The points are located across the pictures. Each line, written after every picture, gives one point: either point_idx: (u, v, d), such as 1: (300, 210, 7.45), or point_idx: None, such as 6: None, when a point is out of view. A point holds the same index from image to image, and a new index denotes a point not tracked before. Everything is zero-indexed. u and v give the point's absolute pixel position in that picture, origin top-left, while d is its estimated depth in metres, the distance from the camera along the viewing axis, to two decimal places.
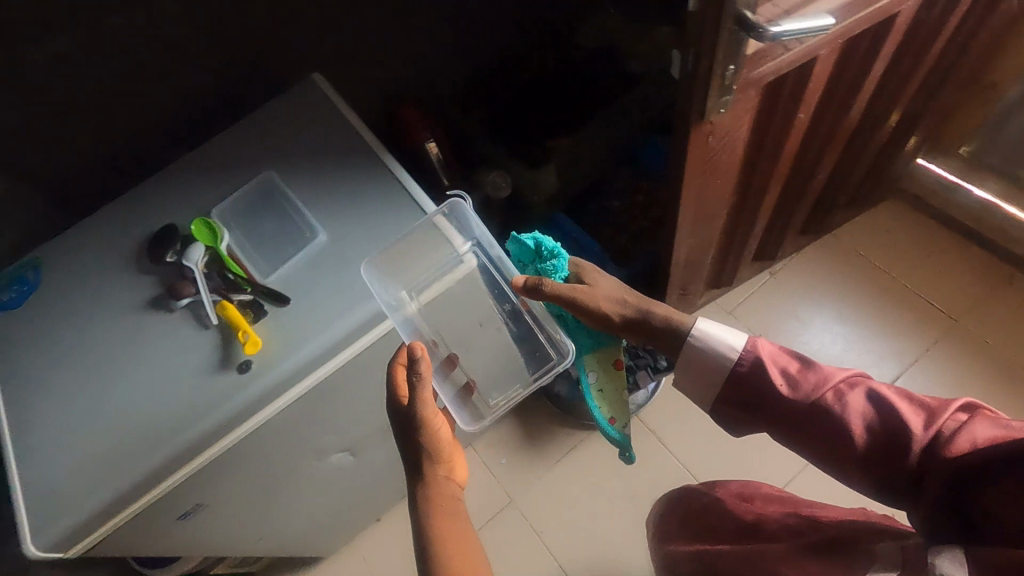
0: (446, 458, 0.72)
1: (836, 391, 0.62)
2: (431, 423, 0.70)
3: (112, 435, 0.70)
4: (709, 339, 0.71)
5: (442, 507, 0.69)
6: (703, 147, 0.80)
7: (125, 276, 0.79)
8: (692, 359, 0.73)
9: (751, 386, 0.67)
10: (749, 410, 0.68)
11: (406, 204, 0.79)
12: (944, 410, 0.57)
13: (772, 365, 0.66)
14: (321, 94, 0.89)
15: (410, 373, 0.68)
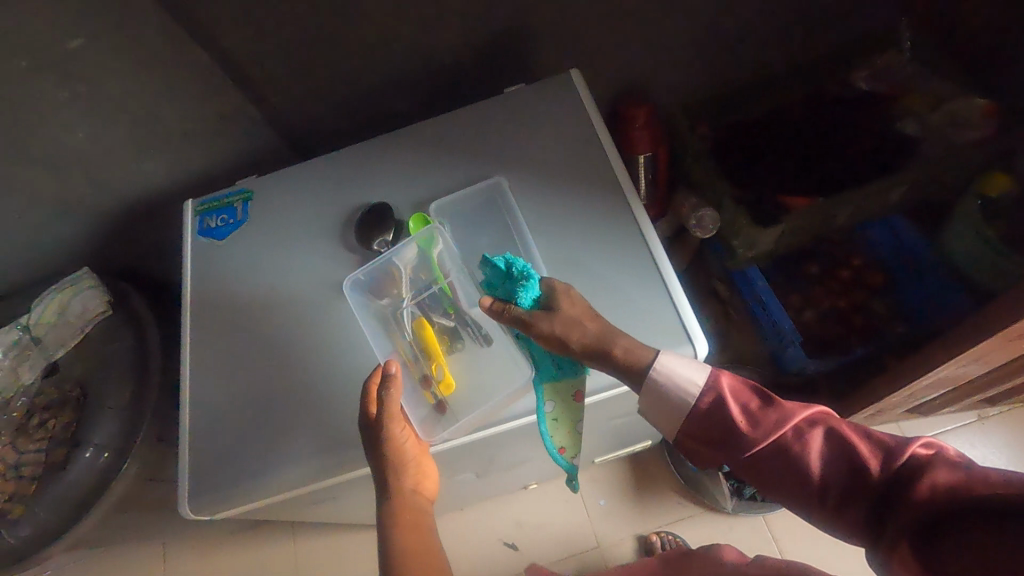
0: (413, 470, 0.63)
1: (795, 431, 0.53)
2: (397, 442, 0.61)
3: (280, 413, 0.69)
4: (670, 372, 0.58)
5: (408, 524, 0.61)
6: None
7: (329, 247, 0.75)
8: (653, 397, 0.59)
9: (713, 430, 0.57)
10: (711, 454, 0.58)
11: (648, 273, 0.66)
12: (902, 446, 0.49)
13: (729, 408, 0.56)
14: (577, 100, 0.78)
15: (381, 390, 0.61)
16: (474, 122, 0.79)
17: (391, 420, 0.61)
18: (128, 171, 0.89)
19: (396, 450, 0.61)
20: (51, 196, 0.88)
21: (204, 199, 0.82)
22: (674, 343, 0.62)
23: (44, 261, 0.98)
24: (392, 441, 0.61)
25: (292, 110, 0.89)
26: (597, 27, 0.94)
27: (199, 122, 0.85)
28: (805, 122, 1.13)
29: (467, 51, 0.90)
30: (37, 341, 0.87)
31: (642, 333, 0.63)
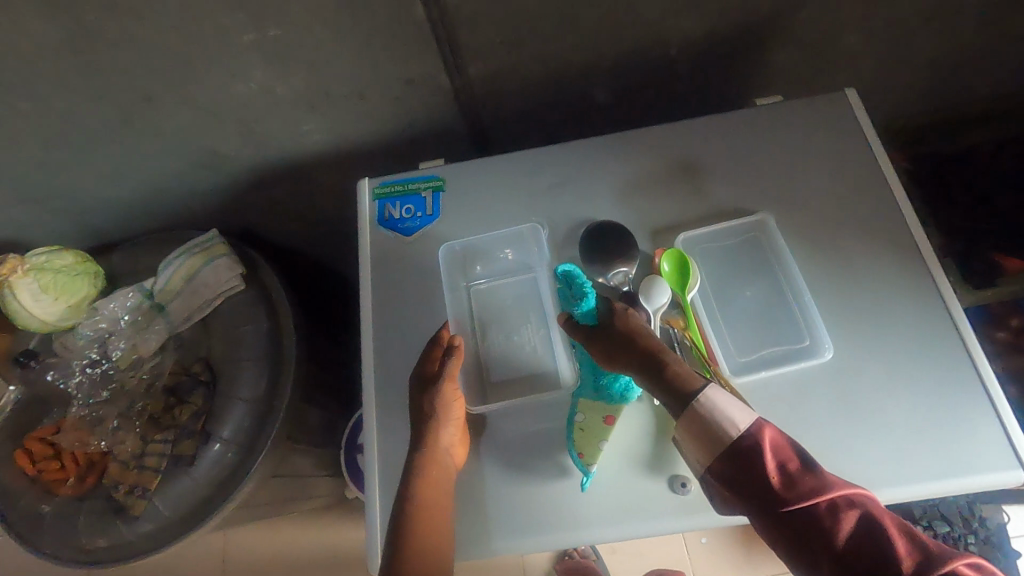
0: (454, 430, 0.56)
1: (830, 506, 0.40)
2: (445, 407, 0.55)
3: (506, 463, 0.57)
4: (717, 405, 0.46)
5: (432, 488, 0.53)
6: None
7: (546, 260, 0.64)
8: (691, 427, 0.46)
9: (738, 474, 0.43)
10: (722, 497, 0.45)
11: (963, 368, 0.54)
12: (950, 558, 0.36)
13: (759, 455, 0.43)
14: (857, 132, 0.64)
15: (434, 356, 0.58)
16: (724, 136, 0.66)
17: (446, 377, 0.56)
18: (287, 128, 0.76)
19: (440, 413, 0.55)
20: (194, 147, 0.76)
21: (385, 181, 0.70)
22: (1001, 467, 0.51)
23: (167, 212, 0.87)
24: (443, 400, 0.55)
25: (485, 85, 0.75)
26: (848, 35, 0.79)
27: (381, 86, 0.72)
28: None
29: (700, 44, 0.76)
30: (161, 309, 0.78)
31: (956, 447, 0.51)
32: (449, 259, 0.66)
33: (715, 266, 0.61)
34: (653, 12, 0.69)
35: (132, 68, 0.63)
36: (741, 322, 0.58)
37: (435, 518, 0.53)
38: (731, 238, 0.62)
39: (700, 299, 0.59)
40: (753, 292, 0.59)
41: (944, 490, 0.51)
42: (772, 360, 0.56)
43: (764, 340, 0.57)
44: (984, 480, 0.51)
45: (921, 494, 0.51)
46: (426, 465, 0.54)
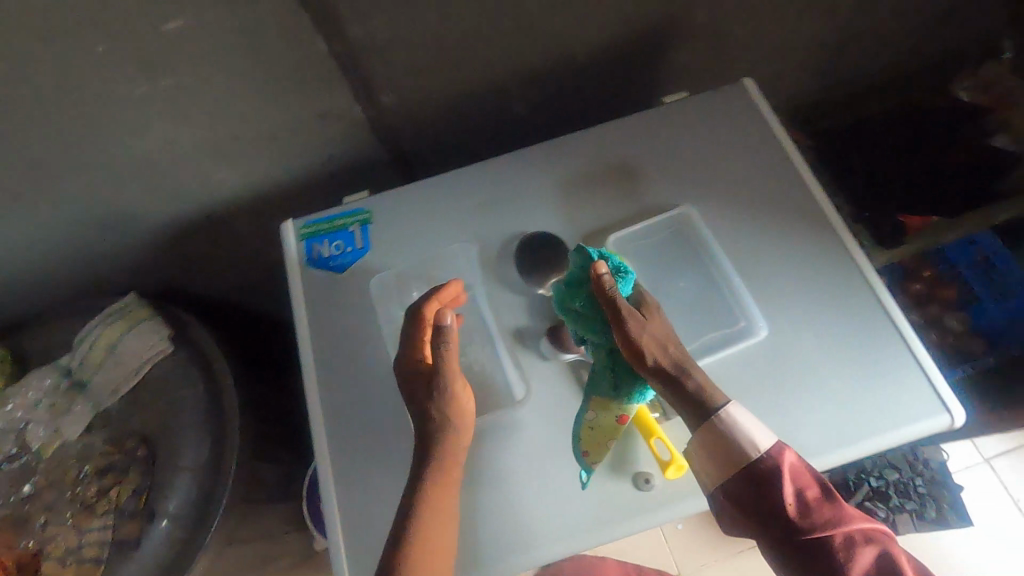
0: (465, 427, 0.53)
1: (843, 536, 0.46)
2: (453, 397, 0.53)
3: (480, 481, 0.56)
4: (742, 427, 0.50)
5: (443, 492, 0.52)
6: None
7: (480, 277, 0.63)
8: (713, 444, 0.50)
9: (758, 495, 0.48)
10: (740, 516, 0.49)
11: (882, 327, 0.57)
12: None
13: (782, 484, 0.48)
14: (758, 119, 0.67)
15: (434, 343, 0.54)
16: (636, 137, 0.68)
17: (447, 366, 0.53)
18: (197, 178, 0.72)
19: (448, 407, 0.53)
20: (97, 209, 0.71)
21: (310, 220, 0.68)
22: (928, 413, 0.54)
23: (77, 282, 0.81)
24: (452, 389, 0.53)
25: (399, 111, 0.75)
26: (736, 30, 0.84)
27: (292, 123, 0.70)
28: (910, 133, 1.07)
29: (602, 50, 0.78)
30: (83, 387, 0.73)
31: (888, 402, 0.55)
32: (382, 291, 0.64)
33: (647, 265, 0.63)
34: (552, 26, 0.71)
35: (15, 130, 0.59)
36: (680, 315, 0.60)
37: (442, 527, 0.51)
38: (658, 235, 0.63)
39: None
40: (686, 284, 0.61)
41: (885, 444, 0.54)
42: (714, 347, 0.57)
43: (704, 329, 0.59)
44: (918, 429, 0.54)
45: (865, 451, 0.54)
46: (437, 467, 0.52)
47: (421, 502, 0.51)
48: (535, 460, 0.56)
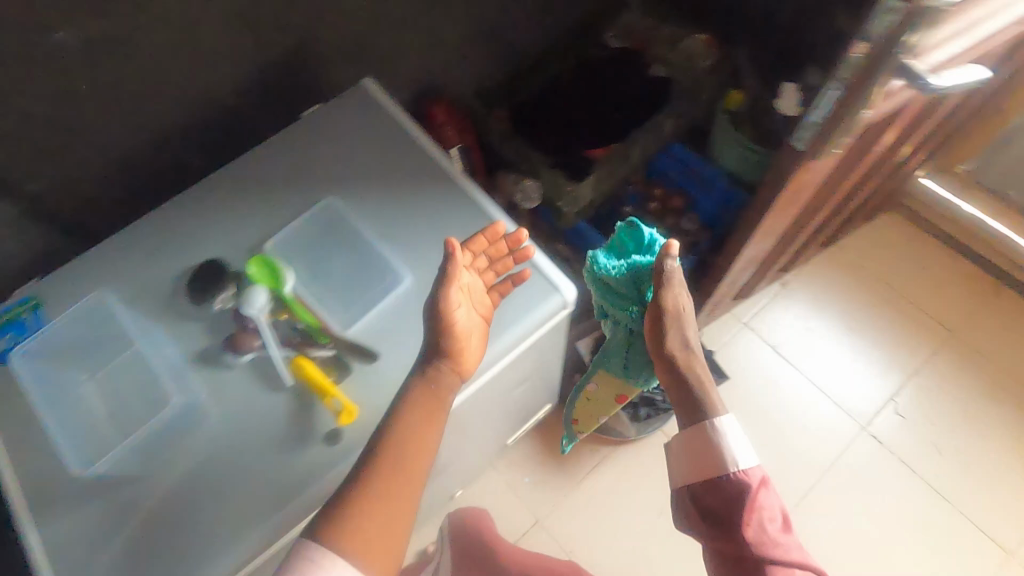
0: (460, 345, 0.60)
1: (777, 548, 0.56)
2: (450, 319, 0.59)
3: (187, 488, 0.60)
4: (728, 437, 0.64)
5: (431, 409, 0.58)
6: (803, 176, 0.77)
7: (143, 314, 0.67)
8: (696, 437, 0.65)
9: (728, 494, 0.61)
10: (710, 507, 0.62)
11: (503, 244, 0.70)
12: None
13: (750, 497, 0.60)
14: (378, 108, 0.77)
15: (439, 272, 0.59)
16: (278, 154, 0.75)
17: (448, 283, 0.59)
18: None
19: (445, 326, 0.59)
20: None
21: None
22: (549, 297, 0.67)
23: None
24: (453, 310, 0.59)
25: (60, 198, 0.77)
26: (373, 42, 0.96)
27: None
28: (577, 84, 1.26)
29: (246, 90, 0.85)
30: None
31: (518, 298, 0.67)
32: (47, 359, 0.65)
33: (313, 256, 0.70)
34: (175, 82, 0.77)
35: None
36: (347, 289, 0.68)
37: (422, 438, 0.57)
38: (313, 228, 0.70)
39: (308, 289, 0.67)
40: (350, 261, 0.69)
41: (524, 346, 0.68)
42: (377, 305, 0.65)
43: (367, 293, 0.67)
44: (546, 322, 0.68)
45: (513, 355, 0.67)
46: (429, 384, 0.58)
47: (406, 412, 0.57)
48: (231, 450, 0.61)
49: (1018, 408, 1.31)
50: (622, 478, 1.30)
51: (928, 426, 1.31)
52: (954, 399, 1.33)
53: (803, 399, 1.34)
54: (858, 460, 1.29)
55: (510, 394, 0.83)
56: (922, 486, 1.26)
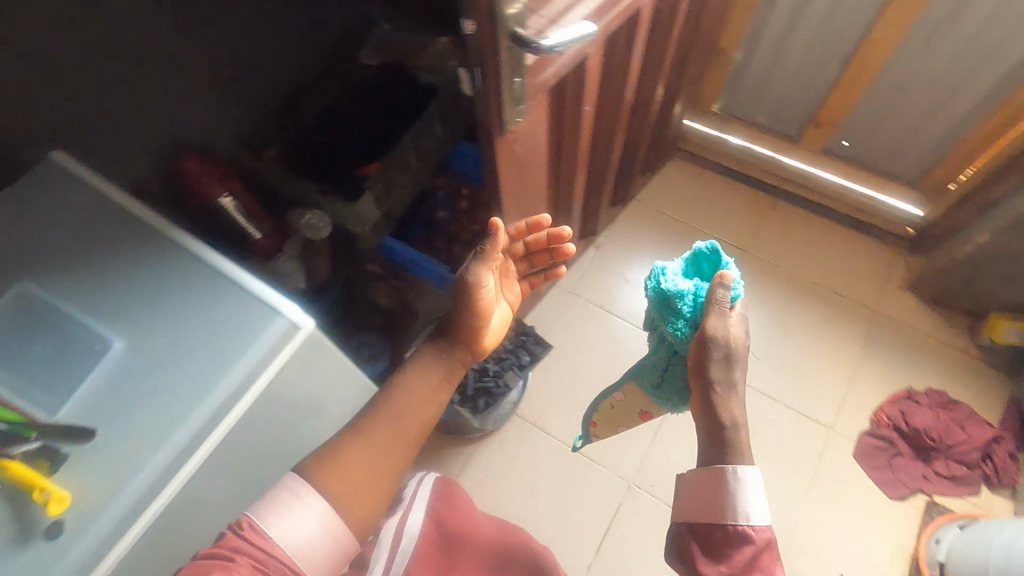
0: (477, 316, 0.84)
1: None
2: (476, 294, 0.83)
3: None
4: (742, 490, 0.67)
5: (429, 375, 0.83)
6: (512, 152, 0.83)
7: None
8: (711, 485, 0.68)
9: (730, 546, 0.65)
10: (712, 553, 0.66)
11: (219, 282, 0.68)
12: None
13: (748, 557, 0.64)
14: (69, 177, 0.73)
15: (478, 245, 0.81)
16: None
17: (481, 264, 0.81)
18: None
19: (470, 298, 0.83)
20: None
21: None
22: (273, 323, 0.66)
23: None
24: (478, 288, 0.82)
25: None
26: None
27: None
28: (343, 107, 1.27)
29: None
30: None
31: (240, 332, 0.65)
32: None
33: (12, 346, 0.65)
34: None
35: None
36: (57, 373, 0.63)
37: (430, 397, 0.82)
38: (9, 318, 0.65)
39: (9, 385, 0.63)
40: (58, 343, 0.64)
41: (263, 383, 0.65)
42: (88, 380, 0.62)
43: (76, 370, 0.63)
44: (283, 349, 0.66)
45: (256, 395, 0.65)
46: (445, 351, 0.85)
47: (417, 371, 0.83)
48: None
49: (812, 302, 1.47)
50: (491, 475, 1.32)
51: None
52: (762, 310, 1.47)
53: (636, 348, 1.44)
54: None
55: (304, 431, 0.80)
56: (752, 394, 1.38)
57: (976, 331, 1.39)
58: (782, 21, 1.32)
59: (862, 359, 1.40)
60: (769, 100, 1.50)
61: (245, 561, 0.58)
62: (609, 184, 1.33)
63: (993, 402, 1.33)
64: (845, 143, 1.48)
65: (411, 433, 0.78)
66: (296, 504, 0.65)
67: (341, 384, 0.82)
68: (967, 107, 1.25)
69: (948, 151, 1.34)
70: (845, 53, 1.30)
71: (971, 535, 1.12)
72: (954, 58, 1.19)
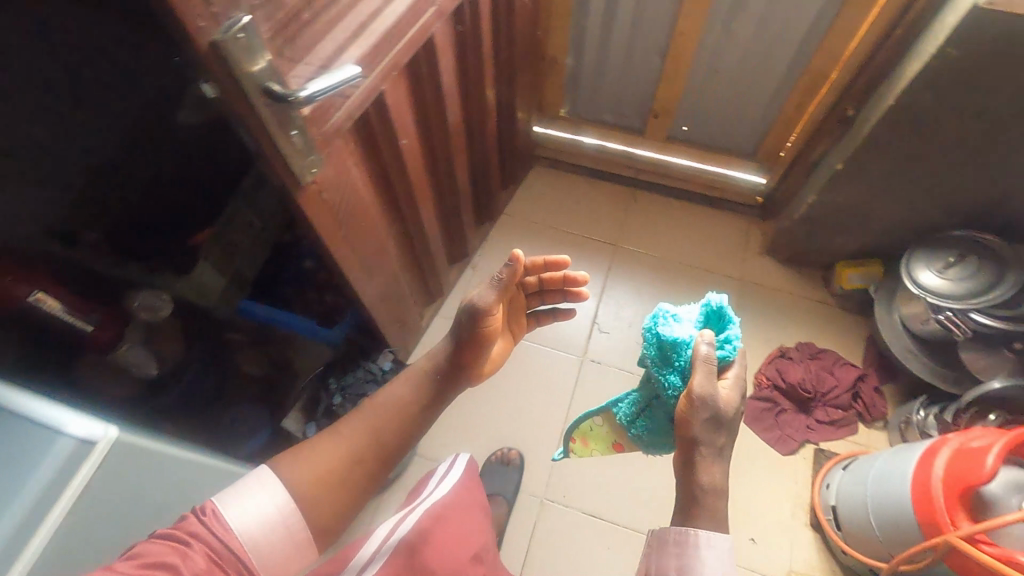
0: (474, 343, 0.86)
1: None
2: (485, 320, 0.86)
3: None
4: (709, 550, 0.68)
5: (417, 383, 0.85)
6: (322, 203, 0.79)
7: None
8: (680, 544, 0.69)
9: None
10: None
11: None
12: None
13: None
14: None
15: (501, 268, 0.84)
16: None
17: (502, 291, 0.85)
18: None
19: (475, 324, 0.86)
20: None
21: None
22: (64, 443, 0.53)
23: None
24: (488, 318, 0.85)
25: None
26: None
27: None
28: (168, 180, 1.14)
29: None
30: None
31: (14, 464, 0.51)
32: None
33: None
34: None
35: None
36: None
37: (411, 416, 0.83)
38: None
39: None
40: None
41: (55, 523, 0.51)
42: None
43: None
44: (72, 477, 0.52)
45: (46, 542, 0.50)
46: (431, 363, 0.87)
47: (407, 380, 0.85)
48: None
49: (684, 283, 1.53)
50: None
51: (628, 332, 1.48)
52: (638, 299, 1.52)
53: (527, 361, 1.44)
54: (589, 386, 1.42)
55: None
56: None
57: (829, 281, 1.50)
58: (599, 24, 1.36)
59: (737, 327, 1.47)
60: (608, 98, 1.55)
61: (200, 549, 0.60)
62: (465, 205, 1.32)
63: (853, 343, 1.44)
64: (685, 128, 1.55)
65: (387, 445, 0.80)
66: (262, 499, 0.68)
67: (164, 498, 0.69)
68: (777, 80, 1.35)
69: (772, 122, 1.44)
70: (661, 46, 1.37)
71: (853, 475, 1.17)
72: (753, 39, 1.28)
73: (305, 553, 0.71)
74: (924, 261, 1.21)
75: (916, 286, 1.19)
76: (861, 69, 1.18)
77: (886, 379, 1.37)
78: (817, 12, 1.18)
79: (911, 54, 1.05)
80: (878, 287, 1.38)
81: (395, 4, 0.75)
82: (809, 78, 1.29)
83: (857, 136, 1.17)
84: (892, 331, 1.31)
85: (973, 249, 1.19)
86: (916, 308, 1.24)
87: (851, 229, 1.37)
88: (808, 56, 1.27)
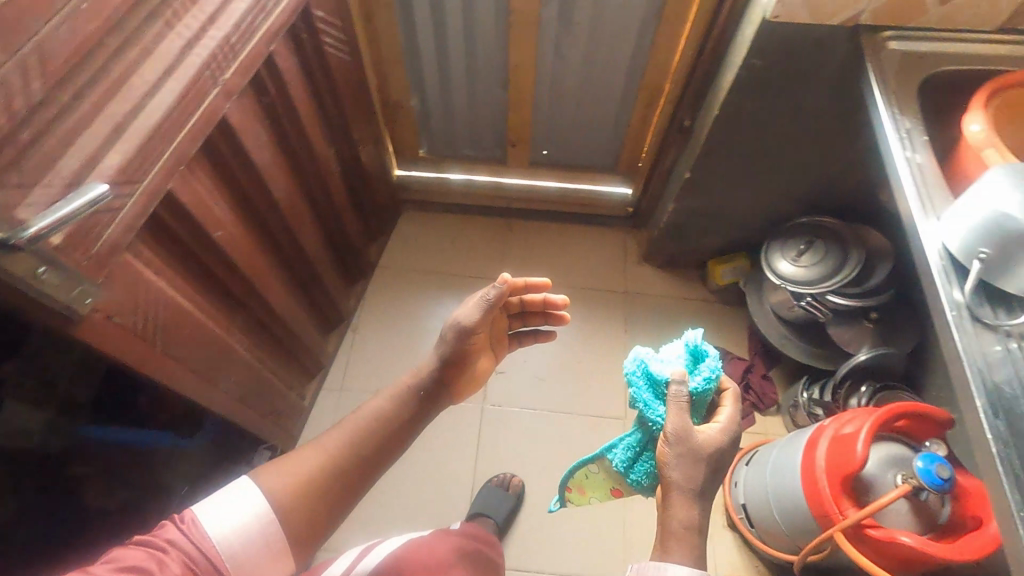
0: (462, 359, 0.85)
1: None
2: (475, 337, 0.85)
3: None
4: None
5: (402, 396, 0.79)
6: (118, 329, 0.69)
7: None
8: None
9: None
10: None
11: None
12: None
13: None
14: None
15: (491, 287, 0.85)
16: None
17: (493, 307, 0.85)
18: None
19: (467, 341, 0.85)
20: None
21: None
22: None
23: None
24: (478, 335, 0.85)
25: None
26: None
27: None
28: None
29: None
30: None
31: None
32: None
33: None
34: None
35: None
36: None
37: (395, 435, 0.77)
38: None
39: None
40: None
41: None
42: None
43: None
44: None
45: None
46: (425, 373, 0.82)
47: (383, 401, 0.78)
48: None
49: (573, 305, 1.52)
50: None
51: (524, 366, 1.44)
52: None
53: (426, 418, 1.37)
54: (493, 431, 1.37)
55: None
56: (546, 416, 1.39)
57: (706, 279, 1.54)
58: (434, 65, 1.33)
59: (629, 341, 1.48)
60: (463, 134, 1.52)
61: (177, 557, 0.57)
62: (324, 271, 1.24)
63: (738, 335, 1.49)
64: (545, 152, 1.54)
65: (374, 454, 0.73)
66: (240, 505, 0.63)
67: None
68: (618, 98, 1.37)
69: (624, 136, 1.47)
70: (500, 79, 1.35)
71: (755, 469, 1.20)
72: (586, 62, 1.29)
73: (288, 568, 0.66)
74: (779, 251, 1.27)
75: (776, 276, 1.24)
76: (688, 81, 1.22)
77: (772, 363, 1.43)
78: (638, 31, 1.21)
79: (724, 63, 1.09)
80: (746, 279, 1.44)
81: (160, 95, 0.66)
82: (646, 92, 1.32)
83: (696, 145, 1.21)
84: (766, 321, 1.35)
85: (819, 233, 1.25)
86: (781, 296, 1.29)
87: (714, 229, 1.41)
88: (640, 72, 1.30)
